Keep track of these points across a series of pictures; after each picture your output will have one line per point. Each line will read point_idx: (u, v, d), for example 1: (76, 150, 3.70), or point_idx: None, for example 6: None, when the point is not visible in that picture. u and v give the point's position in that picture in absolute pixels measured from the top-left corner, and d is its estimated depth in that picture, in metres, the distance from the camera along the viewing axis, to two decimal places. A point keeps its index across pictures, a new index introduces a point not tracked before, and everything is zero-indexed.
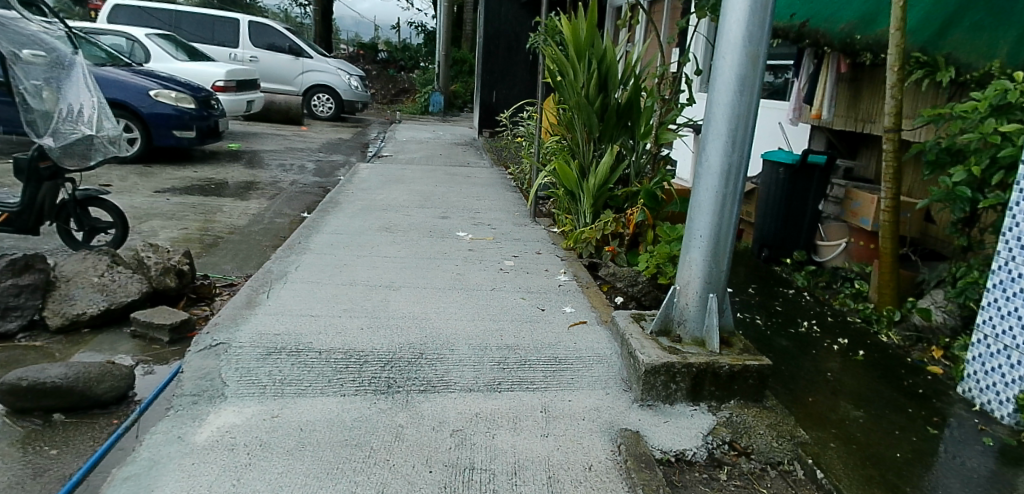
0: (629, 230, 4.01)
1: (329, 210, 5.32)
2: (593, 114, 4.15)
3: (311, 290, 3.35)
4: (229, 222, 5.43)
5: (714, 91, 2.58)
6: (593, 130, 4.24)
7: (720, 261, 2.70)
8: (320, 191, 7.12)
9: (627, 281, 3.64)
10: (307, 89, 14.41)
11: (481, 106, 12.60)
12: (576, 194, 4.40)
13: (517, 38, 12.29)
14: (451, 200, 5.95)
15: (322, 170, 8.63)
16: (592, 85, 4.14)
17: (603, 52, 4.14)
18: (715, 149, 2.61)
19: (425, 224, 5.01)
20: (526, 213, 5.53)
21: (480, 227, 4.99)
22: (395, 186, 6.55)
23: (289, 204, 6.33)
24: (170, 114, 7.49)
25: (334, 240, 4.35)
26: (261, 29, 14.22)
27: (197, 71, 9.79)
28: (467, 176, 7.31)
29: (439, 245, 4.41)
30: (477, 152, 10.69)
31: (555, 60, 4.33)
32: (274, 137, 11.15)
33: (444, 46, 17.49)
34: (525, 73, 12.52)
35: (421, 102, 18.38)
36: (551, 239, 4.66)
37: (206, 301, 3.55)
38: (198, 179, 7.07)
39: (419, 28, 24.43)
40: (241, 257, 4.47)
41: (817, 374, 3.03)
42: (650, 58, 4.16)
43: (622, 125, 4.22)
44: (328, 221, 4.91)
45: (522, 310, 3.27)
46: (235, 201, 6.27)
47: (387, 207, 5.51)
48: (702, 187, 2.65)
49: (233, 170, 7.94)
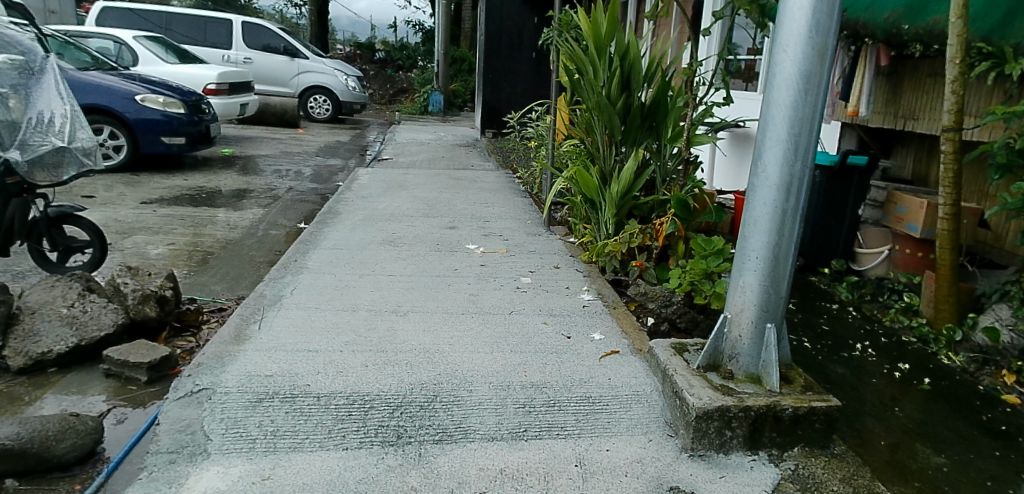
0: (658, 243, 3.66)
1: (328, 221, 4.97)
2: (616, 115, 3.81)
3: (308, 319, 2.98)
4: (221, 236, 5.08)
5: (773, 90, 2.24)
6: (615, 132, 3.90)
7: (778, 286, 2.34)
8: (319, 199, 6.78)
9: (661, 302, 3.30)
10: (304, 90, 14.04)
11: (484, 106, 12.23)
12: (596, 202, 4.06)
13: (519, 35, 11.91)
14: (458, 208, 5.60)
15: (321, 175, 8.28)
16: (615, 83, 3.81)
17: (627, 47, 3.79)
18: (774, 157, 2.27)
19: (431, 235, 4.66)
20: (538, 221, 5.18)
21: (490, 239, 4.64)
22: (397, 193, 6.20)
23: (285, 214, 5.98)
24: (158, 119, 7.14)
25: (335, 257, 4.00)
26: (255, 29, 13.84)
27: (188, 74, 9.43)
28: (473, 181, 6.95)
29: (448, 260, 4.06)
30: (481, 154, 10.34)
31: (573, 56, 3.99)
32: (270, 142, 10.79)
33: (443, 44, 17.09)
34: (528, 71, 12.14)
35: (421, 102, 18.00)
36: (569, 251, 4.32)
37: (191, 331, 3.20)
38: (189, 188, 6.72)
39: (417, 26, 24.06)
40: (233, 278, 4.13)
41: (884, 410, 2.67)
42: (676, 54, 3.82)
43: (647, 127, 3.87)
44: (327, 234, 4.56)
45: (547, 338, 2.92)
46: (228, 211, 5.92)
47: (390, 217, 5.16)
48: (758, 201, 2.31)
49: (226, 177, 7.59)
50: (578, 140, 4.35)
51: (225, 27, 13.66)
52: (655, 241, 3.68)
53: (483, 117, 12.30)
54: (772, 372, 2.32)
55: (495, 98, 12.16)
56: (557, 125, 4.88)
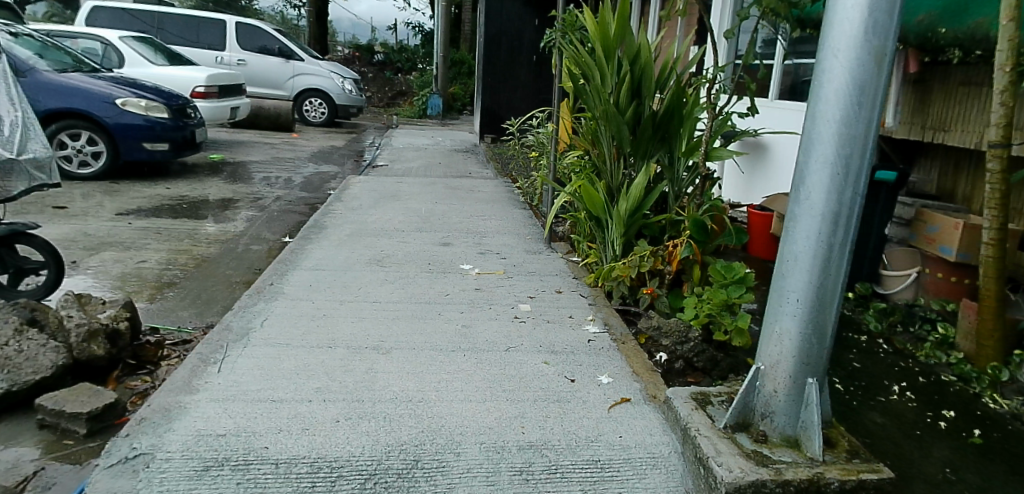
0: (671, 268, 3.28)
1: (312, 236, 4.61)
2: (624, 125, 3.46)
3: (275, 359, 2.62)
4: (198, 252, 4.73)
5: (819, 104, 1.90)
6: (623, 144, 3.54)
7: (821, 334, 1.99)
8: (308, 209, 6.42)
9: (676, 338, 2.92)
10: (299, 93, 13.69)
11: (483, 111, 11.89)
12: (602, 220, 3.70)
13: (520, 38, 11.56)
14: (453, 222, 5.24)
15: (312, 183, 7.93)
16: (624, 90, 3.46)
17: (637, 50, 3.46)
18: (818, 183, 1.92)
19: (423, 253, 4.30)
20: (539, 237, 4.82)
21: (486, 257, 4.28)
22: (389, 204, 5.85)
23: (270, 227, 5.63)
24: (140, 125, 6.79)
25: (315, 279, 3.64)
26: (249, 30, 13.50)
27: (176, 77, 9.08)
28: (470, 190, 6.60)
29: (439, 283, 3.70)
30: (479, 160, 9.98)
31: (577, 60, 3.64)
32: (262, 146, 10.44)
33: (442, 47, 16.74)
34: (529, 75, 11.80)
35: (419, 105, 17.65)
36: (572, 272, 3.97)
37: (147, 369, 2.84)
38: (170, 197, 6.37)
39: (417, 29, 23.76)
40: (205, 303, 3.78)
41: (936, 474, 2.31)
42: (692, 58, 3.47)
43: (659, 139, 3.51)
44: (310, 251, 4.21)
45: (547, 383, 2.56)
46: (209, 224, 5.57)
47: (379, 232, 4.80)
48: (799, 234, 1.97)
49: (212, 185, 7.24)
50: (582, 151, 4.00)
51: (219, 28, 13.32)
52: (668, 266, 3.31)
53: (482, 121, 11.95)
54: (814, 436, 1.96)
55: (494, 103, 11.82)
56: (559, 134, 4.53)
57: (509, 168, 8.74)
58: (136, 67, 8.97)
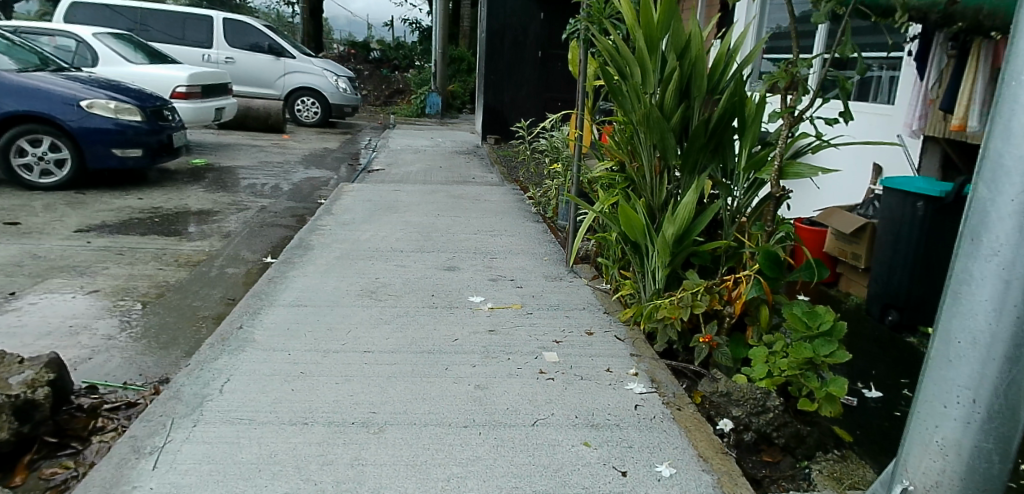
0: (734, 310, 2.67)
1: (296, 259, 3.99)
2: (670, 132, 2.88)
3: (232, 446, 1.99)
4: (164, 276, 4.10)
5: (1013, 120, 1.29)
6: (669, 155, 2.94)
7: (1005, 447, 1.39)
8: (295, 222, 5.79)
9: (751, 406, 2.29)
10: (291, 92, 13.06)
11: (485, 110, 11.24)
12: (641, 246, 3.11)
13: (524, 32, 10.92)
14: (458, 240, 4.62)
15: (302, 191, 7.31)
16: (671, 89, 2.85)
17: (686, 40, 2.84)
18: (1008, 236, 1.30)
19: (424, 281, 3.68)
20: (557, 259, 4.20)
21: (498, 286, 3.65)
22: (385, 217, 5.22)
23: (250, 244, 5.00)
24: (108, 129, 6.18)
25: (295, 319, 3.02)
26: (238, 26, 12.85)
27: (155, 75, 8.45)
28: (475, 201, 5.98)
29: (444, 322, 3.08)
30: (482, 164, 9.35)
31: (609, 51, 3.00)
32: (250, 150, 9.80)
33: (441, 43, 16.09)
34: (534, 71, 11.16)
35: (417, 104, 16.99)
36: (603, 304, 3.38)
37: (72, 449, 2.22)
38: (141, 209, 5.73)
39: (413, 25, 23.13)
40: (163, 344, 3.15)
41: None
42: (753, 50, 2.86)
43: (711, 150, 2.93)
44: (292, 280, 3.58)
45: (593, 479, 1.94)
46: (182, 241, 4.94)
47: (373, 253, 4.19)
48: (972, 310, 1.36)
49: (191, 195, 6.61)
50: (613, 161, 3.39)
51: (206, 24, 12.68)
52: (729, 305, 2.71)
53: (485, 121, 11.31)
54: None
55: (497, 101, 11.17)
56: (582, 137, 3.91)
57: (515, 173, 8.12)
58: (111, 65, 8.32)
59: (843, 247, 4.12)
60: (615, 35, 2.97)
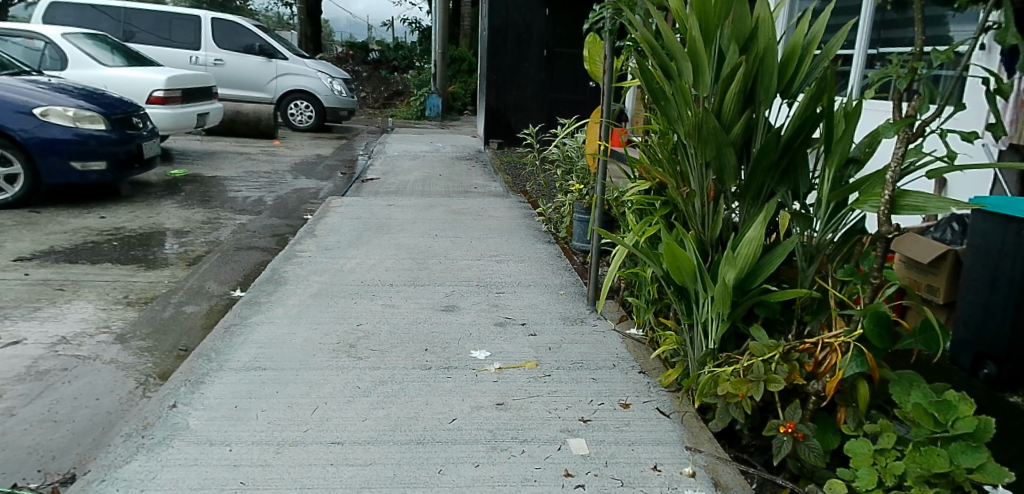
0: (824, 389, 2.00)
1: (262, 298, 3.33)
2: (730, 149, 2.23)
3: None
4: (107, 318, 3.46)
5: None
6: (727, 177, 2.29)
7: None
8: (275, 245, 5.14)
9: None
10: (284, 95, 12.43)
11: (488, 112, 10.60)
12: (688, 290, 2.46)
13: (528, 29, 10.26)
14: (457, 270, 3.96)
15: (287, 205, 6.66)
16: (733, 90, 2.18)
17: (752, 29, 2.18)
18: None
19: (414, 327, 3.02)
20: (576, 293, 3.54)
21: (505, 333, 2.98)
22: (375, 240, 4.56)
23: (218, 272, 4.34)
24: (65, 139, 5.64)
25: (247, 388, 2.38)
26: (227, 27, 12.21)
27: (130, 79, 7.84)
28: (477, 219, 5.32)
29: (437, 388, 2.44)
30: (484, 172, 8.69)
31: (647, 42, 2.31)
32: (237, 158, 9.16)
33: (441, 43, 15.43)
34: (539, 71, 10.49)
35: (416, 106, 16.39)
36: (636, 359, 2.73)
37: None
38: (100, 231, 5.10)
39: (413, 25, 22.53)
40: (82, 418, 2.50)
41: None
42: (838, 42, 2.21)
43: (782, 169, 2.29)
44: (253, 330, 2.92)
45: None
46: (140, 271, 4.30)
47: (355, 288, 3.54)
48: None
49: (161, 211, 5.97)
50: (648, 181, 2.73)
51: (192, 25, 12.04)
52: (815, 381, 2.05)
53: (487, 124, 10.66)
54: None
55: (500, 104, 10.52)
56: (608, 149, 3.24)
57: (521, 183, 7.45)
58: (81, 68, 7.69)
59: (914, 279, 3.40)
60: (656, 21, 2.30)
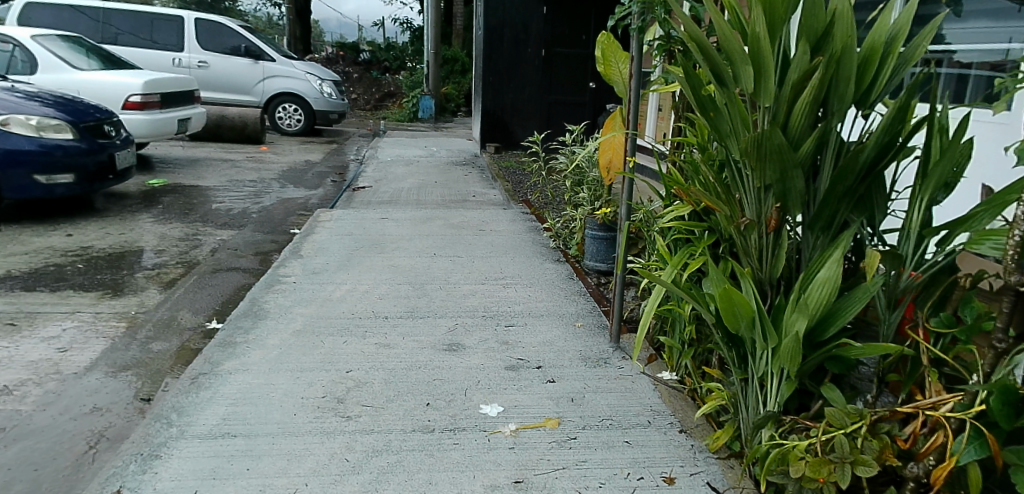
0: (934, 478, 1.61)
1: (238, 338, 2.91)
2: (797, 170, 1.86)
3: None
4: (59, 360, 3.03)
5: None
6: (792, 203, 1.92)
7: None
8: (258, 264, 4.72)
9: None
10: (271, 98, 11.99)
11: (484, 116, 10.20)
12: (741, 337, 2.07)
13: (525, 29, 9.86)
14: (459, 297, 3.56)
15: (273, 217, 6.24)
16: (803, 101, 1.81)
17: (824, 27, 1.81)
18: None
19: (414, 373, 2.61)
20: (595, 327, 3.14)
21: (519, 380, 2.57)
22: (368, 261, 4.14)
23: (192, 299, 3.91)
24: (28, 150, 5.24)
25: (214, 463, 1.97)
26: (212, 27, 11.74)
27: (105, 83, 7.38)
28: (478, 234, 4.91)
29: (443, 459, 2.03)
30: (482, 179, 8.27)
31: (696, 40, 1.93)
32: (221, 166, 8.72)
33: (433, 43, 14.99)
34: (537, 72, 10.09)
35: (409, 108, 15.98)
36: (677, 413, 2.34)
37: None
38: (65, 251, 4.66)
39: (404, 25, 22.17)
40: None
41: None
42: (924, 43, 1.85)
43: (858, 194, 1.91)
44: (224, 380, 2.51)
45: None
46: (106, 299, 3.87)
47: (345, 322, 3.14)
48: None
49: (136, 226, 5.53)
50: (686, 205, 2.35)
51: (175, 25, 11.57)
52: (914, 462, 1.67)
53: (484, 128, 10.26)
54: None
55: (497, 106, 10.15)
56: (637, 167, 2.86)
57: (522, 192, 7.05)
58: (52, 73, 7.25)
59: None
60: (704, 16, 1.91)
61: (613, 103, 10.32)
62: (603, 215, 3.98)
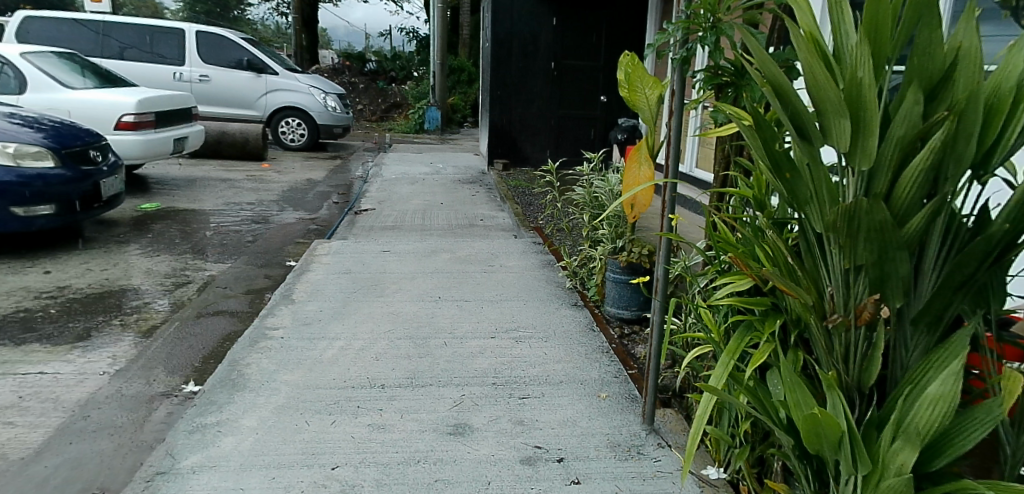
0: None
1: (209, 419, 2.51)
2: (900, 253, 1.46)
3: None
4: (6, 441, 2.64)
5: None
6: (891, 293, 1.52)
7: None
8: (247, 306, 4.32)
9: None
10: (274, 112, 11.65)
11: (492, 131, 9.78)
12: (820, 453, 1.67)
13: (535, 41, 9.46)
14: (466, 356, 3.14)
15: (269, 246, 5.86)
16: (915, 166, 1.41)
17: (939, 74, 1.42)
18: None
19: (412, 470, 2.21)
20: (623, 401, 2.73)
21: (536, 481, 2.15)
22: (365, 308, 3.73)
23: (170, 354, 3.51)
24: (6, 182, 4.88)
25: None
26: (214, 40, 11.40)
27: (96, 102, 7.00)
28: (487, 271, 4.49)
29: None
30: (491, 200, 7.87)
31: (774, 84, 1.52)
32: (218, 186, 8.35)
33: (440, 53, 14.64)
34: (546, 86, 9.67)
35: (415, 119, 15.62)
36: None
37: None
38: (38, 294, 4.29)
39: (411, 34, 21.94)
40: None
41: None
42: None
43: (976, 282, 1.51)
44: (184, 486, 2.11)
45: None
46: (74, 353, 3.48)
47: (335, 393, 2.74)
48: None
49: (120, 259, 5.16)
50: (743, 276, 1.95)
51: (176, 38, 11.25)
52: None
53: (492, 143, 9.84)
54: None
55: (506, 121, 9.73)
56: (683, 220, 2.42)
57: (533, 216, 6.65)
58: (42, 91, 6.88)
59: None
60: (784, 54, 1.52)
61: (626, 117, 9.90)
62: (627, 259, 3.57)
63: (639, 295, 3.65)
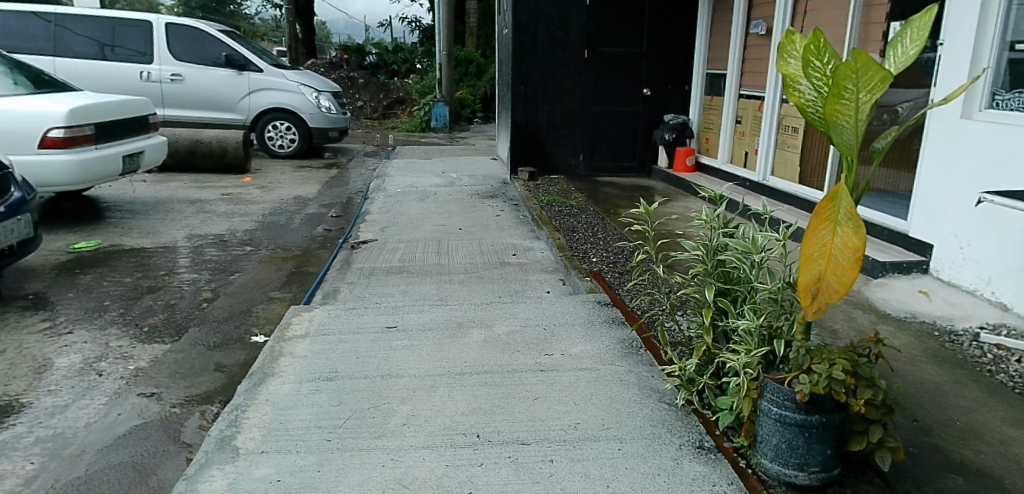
0: None
1: None
2: None
3: None
4: None
5: None
6: None
7: None
8: (175, 436, 2.79)
9: None
10: (259, 115, 10.12)
11: (514, 133, 8.24)
12: None
13: (564, 25, 7.91)
14: None
15: (232, 304, 4.33)
16: None
17: None
18: None
19: None
20: None
21: None
22: (354, 473, 2.20)
23: None
24: None
25: None
26: (188, 33, 9.86)
27: (16, 113, 5.48)
28: (545, 371, 2.94)
29: None
30: (520, 223, 6.33)
31: None
32: (186, 211, 6.84)
33: (446, 44, 13.16)
34: (579, 77, 8.10)
35: (419, 117, 14.05)
36: None
37: None
38: None
39: (414, 25, 20.63)
40: None
41: None
42: None
43: None
44: None
45: None
46: None
47: None
48: None
49: (14, 339, 3.64)
50: None
51: (144, 32, 9.71)
52: None
53: (514, 148, 8.28)
54: None
55: (530, 122, 8.19)
56: None
57: (582, 251, 5.12)
58: None
59: None
60: None
61: (673, 113, 8.34)
62: (809, 390, 2.07)
63: (822, 448, 2.15)
